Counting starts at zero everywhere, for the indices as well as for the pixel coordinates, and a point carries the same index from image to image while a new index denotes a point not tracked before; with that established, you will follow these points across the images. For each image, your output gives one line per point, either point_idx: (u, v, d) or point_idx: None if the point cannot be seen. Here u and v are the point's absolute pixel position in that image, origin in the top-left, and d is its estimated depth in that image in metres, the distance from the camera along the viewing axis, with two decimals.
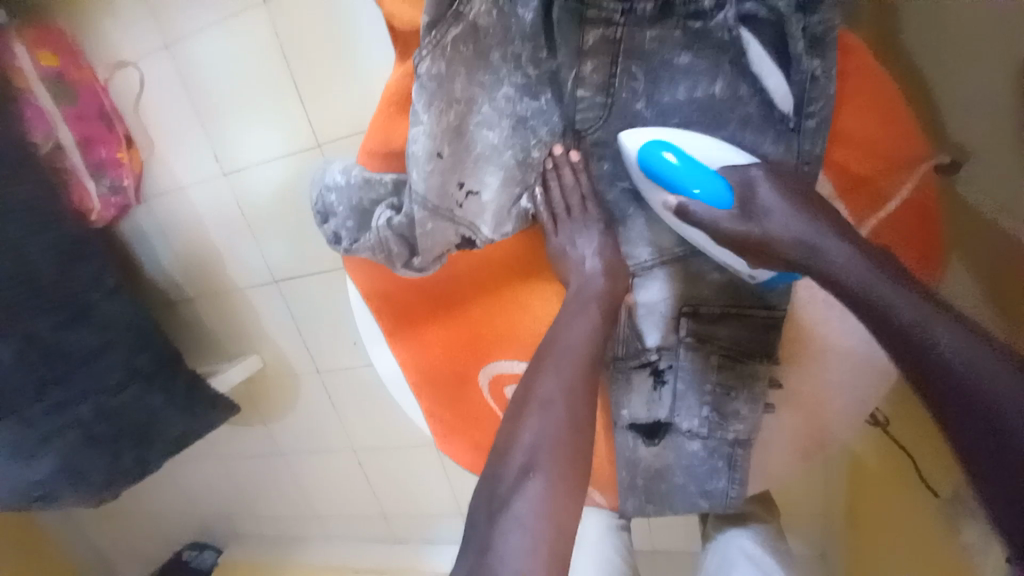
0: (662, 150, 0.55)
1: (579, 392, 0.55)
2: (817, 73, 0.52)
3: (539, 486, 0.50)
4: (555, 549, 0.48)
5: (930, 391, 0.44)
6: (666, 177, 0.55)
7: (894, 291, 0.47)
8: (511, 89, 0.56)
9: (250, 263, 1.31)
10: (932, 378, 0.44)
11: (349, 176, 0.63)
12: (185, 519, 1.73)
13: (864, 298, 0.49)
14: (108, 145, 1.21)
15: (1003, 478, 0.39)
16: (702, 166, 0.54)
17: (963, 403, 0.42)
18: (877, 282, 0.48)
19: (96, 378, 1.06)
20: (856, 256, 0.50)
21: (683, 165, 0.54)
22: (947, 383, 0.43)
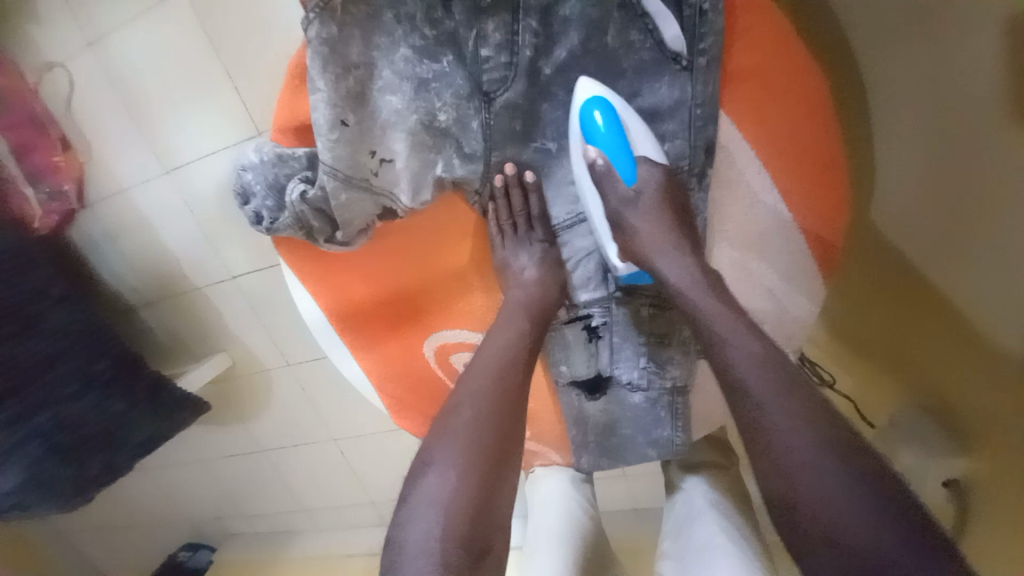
0: (594, 110, 0.55)
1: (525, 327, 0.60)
2: (704, 6, 0.52)
3: (445, 475, 0.48)
4: (469, 513, 0.46)
5: (759, 450, 0.47)
6: (590, 135, 0.56)
7: (739, 352, 0.50)
8: (409, 51, 0.54)
9: (210, 264, 1.29)
10: (765, 442, 0.46)
11: (263, 155, 0.62)
12: (172, 526, 1.75)
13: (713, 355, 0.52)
14: (45, 151, 1.16)
15: (798, 519, 0.44)
16: (622, 133, 0.56)
17: (793, 470, 0.44)
18: (738, 362, 0.50)
19: (53, 387, 1.04)
20: (738, 343, 0.51)
21: (608, 129, 0.55)
22: (776, 450, 0.46)
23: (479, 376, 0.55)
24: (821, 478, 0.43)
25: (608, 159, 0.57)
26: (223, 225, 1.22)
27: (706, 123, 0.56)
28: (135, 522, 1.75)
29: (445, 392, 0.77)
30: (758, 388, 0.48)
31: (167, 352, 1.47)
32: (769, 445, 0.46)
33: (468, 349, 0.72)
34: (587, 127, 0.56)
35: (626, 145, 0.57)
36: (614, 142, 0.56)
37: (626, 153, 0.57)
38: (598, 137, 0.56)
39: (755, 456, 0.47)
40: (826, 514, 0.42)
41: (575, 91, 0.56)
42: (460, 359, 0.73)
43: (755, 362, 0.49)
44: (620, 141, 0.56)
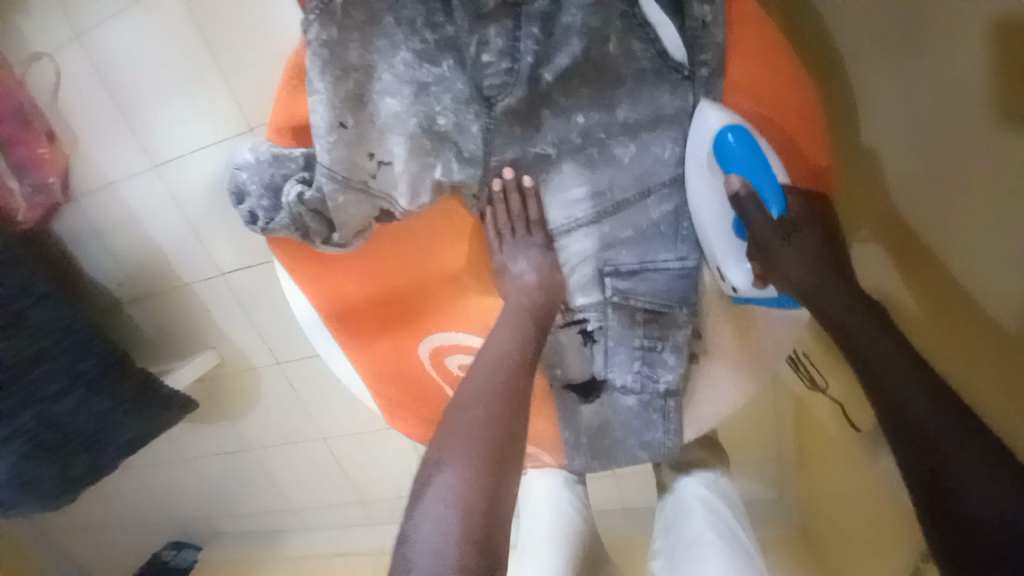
0: (729, 134, 0.53)
1: (528, 327, 0.60)
2: (707, 19, 0.53)
3: (445, 480, 0.48)
4: (469, 521, 0.46)
5: (892, 410, 0.47)
6: (727, 160, 0.54)
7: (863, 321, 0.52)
8: (409, 54, 0.54)
9: (199, 260, 1.27)
10: (896, 401, 0.47)
11: (258, 154, 0.62)
12: (157, 525, 1.73)
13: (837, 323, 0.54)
14: (29, 144, 1.13)
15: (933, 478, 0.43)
16: (762, 155, 0.53)
17: (924, 426, 0.45)
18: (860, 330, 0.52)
19: (34, 387, 1.02)
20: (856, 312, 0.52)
21: (746, 151, 0.53)
22: (908, 408, 0.46)
23: (484, 375, 0.55)
24: (929, 416, 0.45)
25: (752, 184, 0.54)
26: (213, 222, 1.20)
27: None
28: (118, 520, 1.72)
29: (437, 393, 0.77)
30: (867, 338, 0.51)
31: (154, 350, 1.44)
32: (903, 405, 0.47)
33: (461, 351, 0.72)
34: (721, 150, 0.54)
35: (764, 159, 0.53)
36: (754, 165, 0.53)
37: (771, 176, 0.53)
38: (735, 161, 0.53)
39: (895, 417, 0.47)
40: (937, 452, 0.43)
41: (698, 114, 0.55)
42: (454, 361, 0.73)
43: (870, 329, 0.51)
44: (761, 161, 0.53)
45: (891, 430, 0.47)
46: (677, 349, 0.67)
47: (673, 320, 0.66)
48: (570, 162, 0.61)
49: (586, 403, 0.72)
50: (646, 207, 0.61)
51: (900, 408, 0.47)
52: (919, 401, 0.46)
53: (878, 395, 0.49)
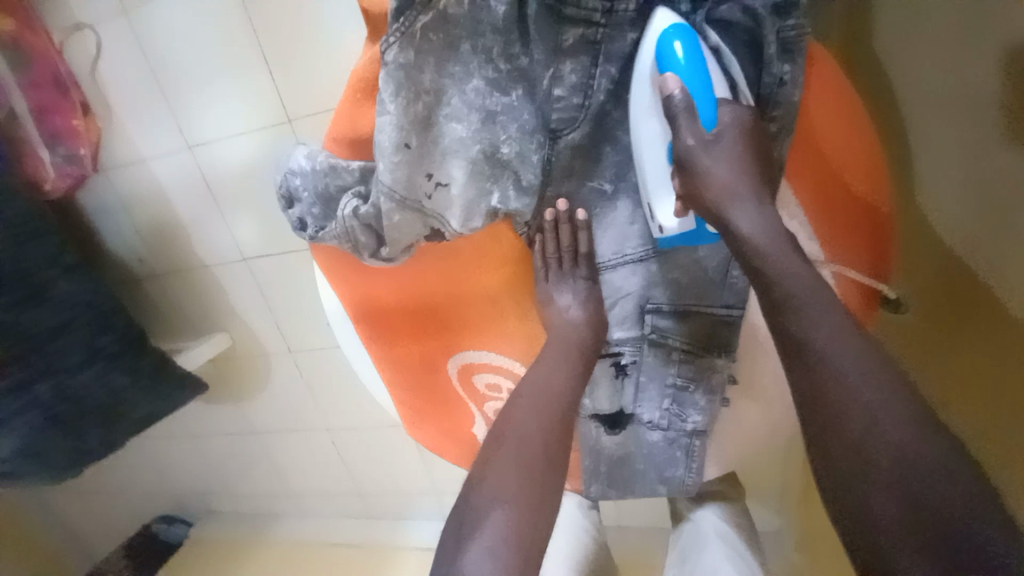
0: (675, 42, 0.52)
1: (578, 367, 0.62)
2: (785, 77, 0.53)
3: None
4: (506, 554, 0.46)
5: (847, 435, 0.44)
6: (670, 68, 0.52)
7: (828, 333, 0.46)
8: (481, 82, 0.54)
9: (223, 244, 1.27)
10: (857, 430, 0.43)
11: (314, 162, 0.62)
12: (152, 498, 1.74)
13: (795, 331, 0.48)
14: (64, 114, 1.12)
15: (885, 507, 0.41)
16: (704, 68, 0.52)
17: (880, 456, 0.42)
18: (827, 347, 0.46)
19: (55, 360, 1.02)
20: (824, 323, 0.47)
21: (689, 62, 0.52)
22: (868, 437, 0.42)
23: (534, 417, 0.57)
24: (905, 490, 0.40)
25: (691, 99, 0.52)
26: (242, 207, 1.20)
27: None
28: (114, 489, 1.73)
29: (463, 408, 0.77)
30: (847, 386, 0.44)
31: (168, 327, 1.44)
32: (863, 433, 0.43)
33: (492, 371, 0.73)
34: (665, 57, 0.52)
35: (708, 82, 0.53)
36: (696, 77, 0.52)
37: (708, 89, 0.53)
38: (678, 70, 0.52)
39: (848, 439, 0.43)
40: (885, 478, 0.41)
41: (651, 24, 0.54)
42: (483, 379, 0.73)
43: (836, 341, 0.46)
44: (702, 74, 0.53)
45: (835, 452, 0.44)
46: (710, 390, 0.67)
47: (710, 363, 0.66)
48: (626, 200, 0.62)
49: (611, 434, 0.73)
50: (696, 250, 0.62)
51: (860, 437, 0.43)
52: (896, 473, 0.41)
53: (828, 417, 0.45)
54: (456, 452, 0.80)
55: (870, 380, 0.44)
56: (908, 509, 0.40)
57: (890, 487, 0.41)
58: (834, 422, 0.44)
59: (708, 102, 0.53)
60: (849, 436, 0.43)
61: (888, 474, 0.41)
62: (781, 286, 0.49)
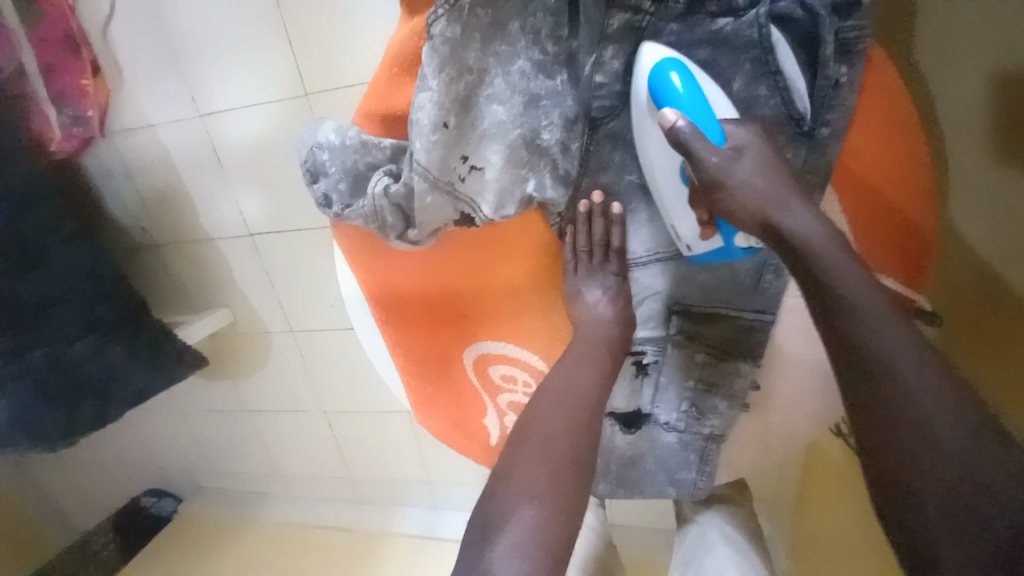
0: (670, 72, 0.52)
1: (605, 364, 0.62)
2: (841, 80, 0.53)
3: None
4: None
5: (906, 438, 0.44)
6: (668, 99, 0.52)
7: (889, 334, 0.46)
8: (527, 64, 0.53)
9: (229, 217, 1.24)
10: (917, 432, 0.43)
11: (345, 138, 0.60)
12: (140, 471, 1.72)
13: (853, 331, 0.47)
14: (73, 73, 1.07)
15: (945, 512, 0.42)
16: (701, 95, 0.53)
17: (941, 459, 0.42)
18: (890, 351, 0.45)
19: (51, 327, 0.98)
20: (882, 325, 0.46)
21: (687, 91, 0.52)
22: (930, 440, 0.43)
23: (563, 414, 0.58)
24: (950, 484, 0.42)
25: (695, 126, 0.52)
26: (252, 181, 1.17)
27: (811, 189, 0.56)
28: (100, 461, 1.70)
29: (474, 400, 0.76)
30: (907, 388, 0.44)
31: (167, 299, 1.42)
32: (920, 435, 0.43)
33: (509, 363, 0.71)
34: (663, 90, 0.53)
35: (712, 113, 0.53)
36: (695, 104, 0.52)
37: (711, 116, 0.53)
38: (679, 101, 0.52)
39: (896, 441, 0.44)
40: (952, 486, 0.42)
41: (638, 55, 0.54)
42: (498, 371, 0.72)
43: (899, 342, 0.45)
44: (702, 102, 0.53)
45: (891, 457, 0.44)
46: (732, 395, 0.66)
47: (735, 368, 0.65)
48: None
49: (625, 434, 0.71)
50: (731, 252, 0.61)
51: (923, 440, 0.43)
52: (939, 469, 0.42)
53: (889, 422, 0.44)
54: (463, 444, 0.79)
55: (933, 382, 0.44)
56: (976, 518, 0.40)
57: (953, 492, 0.41)
58: (889, 425, 0.44)
59: (716, 129, 0.53)
60: (902, 440, 0.44)
61: (951, 481, 0.42)
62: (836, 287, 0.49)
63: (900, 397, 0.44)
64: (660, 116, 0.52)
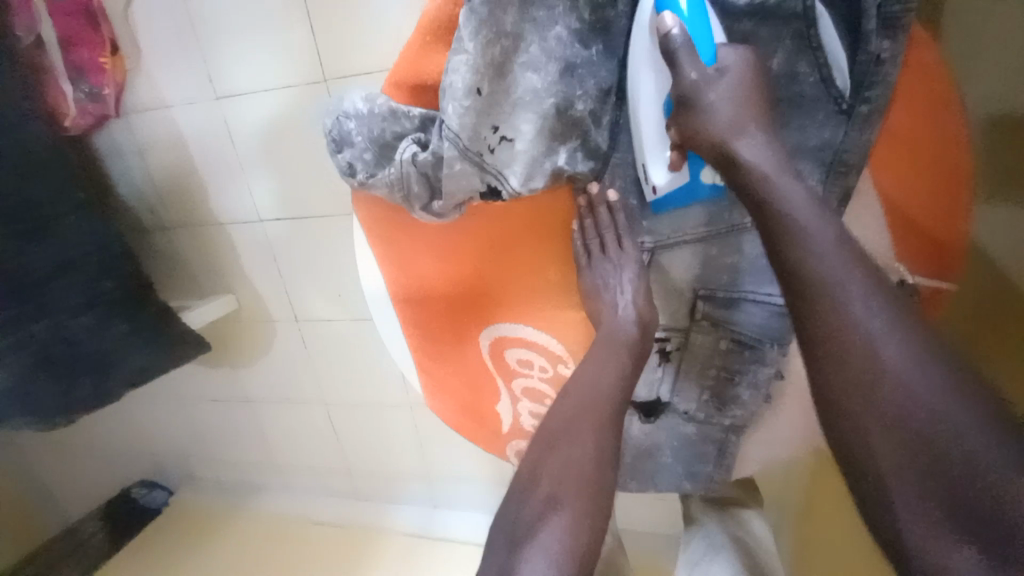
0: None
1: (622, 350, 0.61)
2: (883, 55, 0.51)
3: None
4: None
5: (873, 398, 0.42)
6: (672, 9, 0.53)
7: (857, 297, 0.45)
8: (564, 31, 0.53)
9: (240, 200, 1.23)
10: (885, 393, 0.42)
11: (373, 106, 0.59)
12: (134, 458, 1.69)
13: (819, 292, 0.46)
14: (92, 48, 1.06)
15: (923, 476, 0.39)
16: (704, 18, 0.54)
17: (912, 419, 0.40)
18: (855, 309, 0.44)
19: (55, 298, 0.96)
20: (849, 284, 0.45)
21: (691, 9, 0.53)
22: (901, 401, 0.41)
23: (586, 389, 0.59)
24: (916, 445, 0.40)
25: (691, 42, 0.53)
26: (265, 164, 1.16)
27: (847, 170, 0.55)
28: (94, 444, 1.68)
29: (489, 385, 0.74)
30: (870, 348, 0.43)
31: (173, 281, 1.40)
32: (885, 396, 0.42)
33: (527, 347, 0.69)
34: (666, 3, 0.53)
35: (707, 30, 0.54)
36: (693, 25, 0.53)
37: (709, 37, 0.54)
38: (680, 14, 0.53)
39: (865, 404, 0.42)
40: (928, 449, 0.39)
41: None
42: (516, 355, 0.70)
43: (863, 299, 0.44)
44: (702, 23, 0.54)
45: (861, 421, 0.43)
46: (757, 385, 0.65)
47: (761, 356, 0.63)
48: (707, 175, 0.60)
49: (643, 424, 0.70)
50: (760, 237, 0.60)
51: (889, 401, 0.41)
52: (909, 427, 0.40)
53: (854, 383, 0.43)
54: (474, 430, 0.77)
55: (904, 342, 0.42)
56: (954, 483, 0.38)
57: (929, 449, 0.39)
58: (859, 387, 0.43)
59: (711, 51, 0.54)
60: (873, 401, 0.42)
61: (920, 438, 0.40)
62: (801, 249, 0.47)
63: (867, 356, 0.43)
64: (660, 21, 0.53)
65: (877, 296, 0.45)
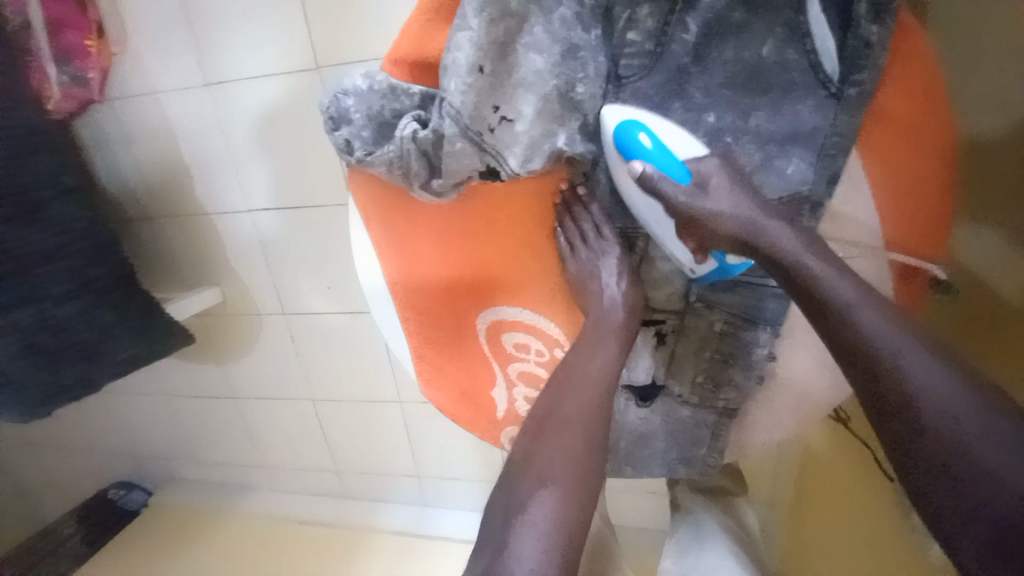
0: (638, 131, 0.57)
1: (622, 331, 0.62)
2: (872, 39, 0.54)
3: None
4: None
5: (916, 428, 0.44)
6: (638, 154, 0.57)
7: (888, 332, 0.48)
8: (567, 13, 0.54)
9: (229, 190, 1.21)
10: (928, 421, 0.44)
11: (373, 83, 0.58)
12: (112, 458, 1.64)
13: (851, 331, 0.49)
14: (79, 30, 1.03)
15: (982, 504, 0.41)
16: (670, 152, 0.57)
17: (960, 446, 0.42)
18: (887, 343, 0.47)
19: (39, 284, 0.93)
20: (876, 322, 0.48)
21: (656, 147, 0.57)
22: (943, 429, 0.43)
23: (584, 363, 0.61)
24: (965, 472, 0.41)
25: (661, 171, 0.57)
26: (256, 153, 1.14)
27: (838, 154, 0.57)
28: (71, 443, 1.62)
29: (486, 370, 0.73)
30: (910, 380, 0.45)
31: (158, 273, 1.37)
32: (927, 424, 0.44)
33: (524, 330, 0.70)
34: (633, 149, 0.57)
35: (674, 157, 0.57)
36: (661, 160, 0.57)
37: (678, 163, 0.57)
38: (649, 157, 0.57)
39: (909, 434, 0.45)
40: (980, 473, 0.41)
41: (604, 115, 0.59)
42: (513, 339, 0.70)
43: (894, 336, 0.47)
44: (669, 157, 0.57)
45: (908, 451, 0.45)
46: (751, 368, 0.66)
47: (755, 338, 0.65)
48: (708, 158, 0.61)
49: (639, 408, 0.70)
50: None
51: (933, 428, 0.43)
52: (958, 455, 0.42)
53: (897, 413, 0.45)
54: (469, 420, 0.75)
55: (937, 371, 0.45)
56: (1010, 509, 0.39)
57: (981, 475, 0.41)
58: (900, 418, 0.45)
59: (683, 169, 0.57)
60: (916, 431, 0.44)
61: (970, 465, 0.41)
62: (830, 291, 0.51)
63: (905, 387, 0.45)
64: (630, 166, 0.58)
65: (908, 332, 0.48)
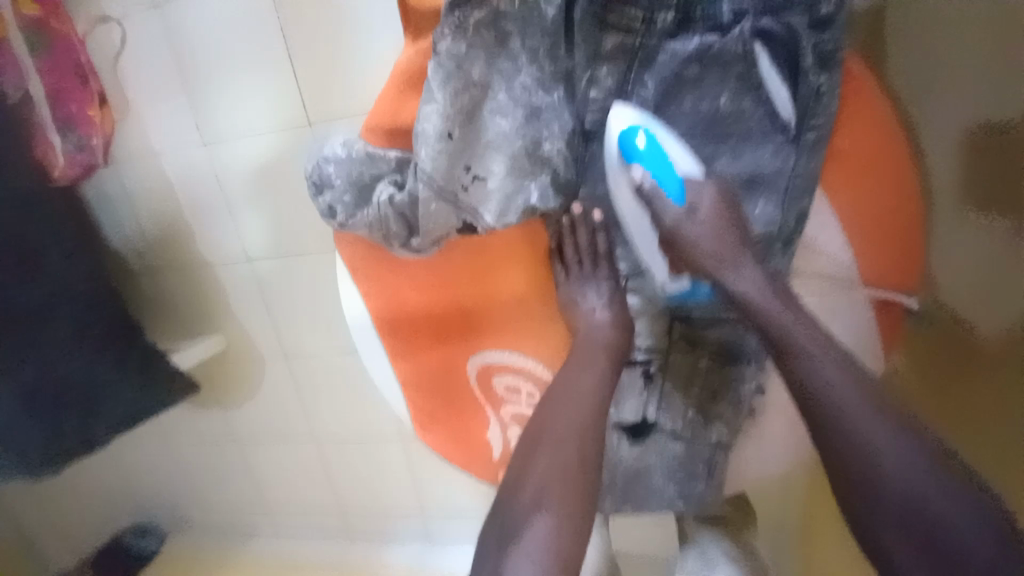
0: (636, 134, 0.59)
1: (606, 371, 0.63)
2: (821, 88, 0.57)
3: None
4: None
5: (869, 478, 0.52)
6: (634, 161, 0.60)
7: (845, 394, 0.54)
8: (529, 79, 0.58)
9: (228, 241, 1.24)
10: (876, 473, 0.52)
11: (351, 151, 0.62)
12: (121, 507, 1.64)
13: (809, 392, 0.56)
14: (81, 102, 1.08)
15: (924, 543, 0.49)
16: (666, 158, 0.60)
17: (901, 491, 0.51)
18: (842, 405, 0.54)
19: (43, 345, 0.97)
20: (835, 384, 0.55)
21: (650, 151, 0.59)
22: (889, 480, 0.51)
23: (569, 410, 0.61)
24: (909, 516, 0.50)
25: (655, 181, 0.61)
26: (252, 205, 1.18)
27: (803, 192, 0.59)
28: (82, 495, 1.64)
29: (478, 413, 0.75)
30: (865, 439, 0.53)
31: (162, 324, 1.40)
32: (875, 477, 0.52)
33: (513, 374, 0.71)
34: (630, 152, 0.60)
35: (671, 165, 0.61)
36: (658, 167, 0.60)
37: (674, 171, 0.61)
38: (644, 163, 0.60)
39: (864, 484, 0.53)
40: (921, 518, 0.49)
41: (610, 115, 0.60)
42: (503, 383, 0.71)
43: (851, 399, 0.54)
44: (665, 162, 0.60)
45: (859, 499, 0.53)
46: (738, 401, 0.66)
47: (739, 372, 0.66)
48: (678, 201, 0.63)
49: (634, 447, 0.70)
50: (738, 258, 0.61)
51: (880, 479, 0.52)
52: (899, 503, 0.51)
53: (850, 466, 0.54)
54: (466, 462, 0.77)
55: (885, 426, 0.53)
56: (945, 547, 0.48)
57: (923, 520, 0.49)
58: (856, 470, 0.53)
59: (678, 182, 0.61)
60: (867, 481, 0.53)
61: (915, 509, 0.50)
62: (798, 362, 0.57)
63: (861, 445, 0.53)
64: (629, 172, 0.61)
65: (862, 392, 0.54)
